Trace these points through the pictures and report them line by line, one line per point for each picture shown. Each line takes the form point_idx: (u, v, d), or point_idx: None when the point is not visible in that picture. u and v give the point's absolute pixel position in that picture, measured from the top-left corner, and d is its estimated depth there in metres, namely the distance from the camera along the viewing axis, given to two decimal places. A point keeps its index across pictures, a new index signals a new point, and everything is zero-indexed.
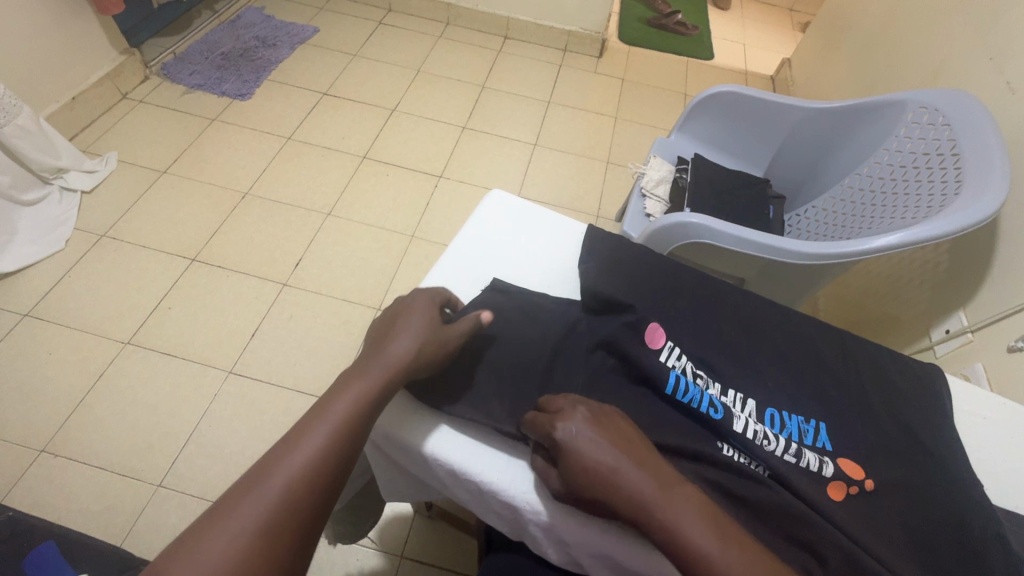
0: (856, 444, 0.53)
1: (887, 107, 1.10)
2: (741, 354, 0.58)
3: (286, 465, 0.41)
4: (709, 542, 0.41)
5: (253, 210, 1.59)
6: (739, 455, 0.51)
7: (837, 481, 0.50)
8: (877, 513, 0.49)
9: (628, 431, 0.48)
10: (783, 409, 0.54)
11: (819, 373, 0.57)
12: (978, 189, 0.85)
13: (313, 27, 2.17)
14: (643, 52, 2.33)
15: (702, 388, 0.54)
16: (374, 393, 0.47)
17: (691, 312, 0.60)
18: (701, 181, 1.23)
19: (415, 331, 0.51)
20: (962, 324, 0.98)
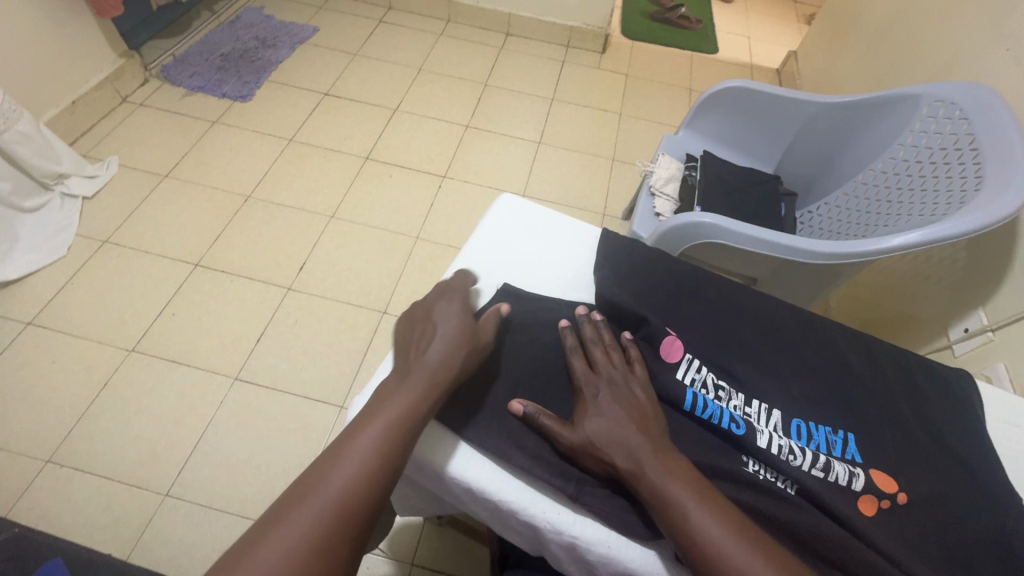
0: (886, 455, 0.51)
1: (902, 100, 1.07)
2: (764, 362, 0.56)
3: (318, 497, 0.42)
4: (690, 501, 0.43)
5: (256, 214, 1.57)
6: (766, 471, 0.49)
7: (868, 495, 0.48)
8: (911, 527, 0.47)
9: (640, 402, 0.50)
10: (809, 420, 0.52)
11: (849, 380, 0.55)
12: (1000, 185, 0.83)
13: (312, 26, 2.15)
14: (646, 46, 2.30)
15: (724, 402, 0.52)
16: (396, 431, 0.46)
17: (709, 318, 0.58)
18: (711, 178, 1.20)
19: (447, 339, 0.51)
20: (983, 324, 0.96)
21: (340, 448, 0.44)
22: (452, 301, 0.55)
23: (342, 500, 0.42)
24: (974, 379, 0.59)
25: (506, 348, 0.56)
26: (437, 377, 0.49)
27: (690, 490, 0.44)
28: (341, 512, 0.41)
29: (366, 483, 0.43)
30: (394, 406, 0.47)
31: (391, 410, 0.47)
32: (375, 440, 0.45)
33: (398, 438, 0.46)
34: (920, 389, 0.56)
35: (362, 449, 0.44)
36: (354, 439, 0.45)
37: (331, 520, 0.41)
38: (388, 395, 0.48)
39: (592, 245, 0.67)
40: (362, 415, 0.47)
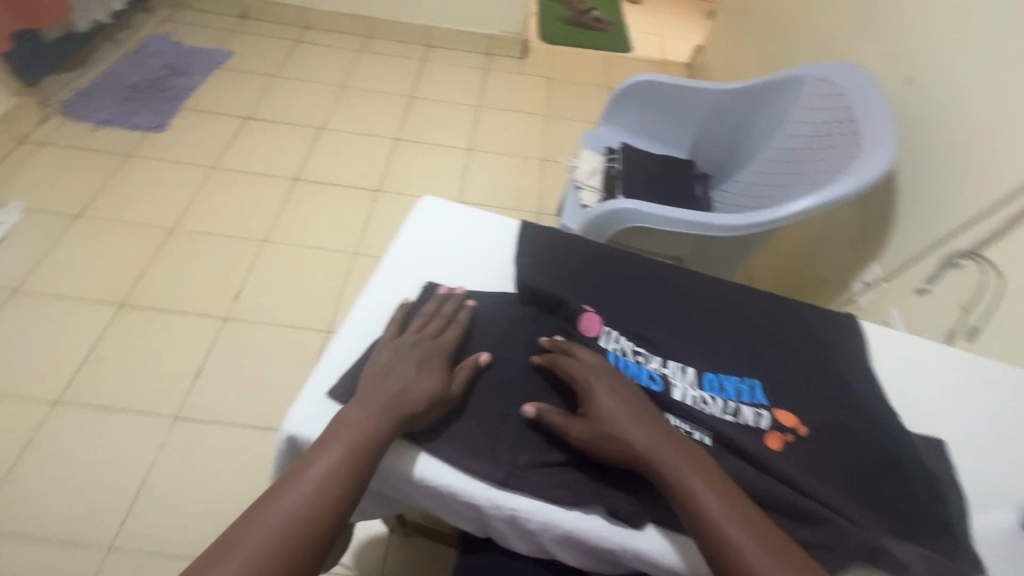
0: (787, 395, 0.56)
1: (791, 83, 1.18)
2: (677, 326, 0.60)
3: (263, 527, 0.42)
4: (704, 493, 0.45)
5: (184, 245, 1.51)
6: (684, 422, 0.53)
7: (774, 432, 0.53)
8: (812, 455, 0.52)
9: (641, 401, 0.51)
10: (720, 373, 0.57)
11: (752, 334, 0.61)
12: (873, 150, 0.94)
13: (226, 50, 2.10)
14: (564, 50, 2.39)
15: (643, 363, 0.57)
16: (348, 463, 0.46)
17: (626, 290, 0.63)
18: (631, 168, 1.26)
19: (413, 378, 0.51)
20: (877, 276, 1.07)
21: (295, 476, 0.45)
22: (428, 345, 0.54)
23: (290, 530, 0.42)
24: (860, 321, 0.66)
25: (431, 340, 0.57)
26: (395, 411, 0.49)
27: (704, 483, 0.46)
28: (287, 544, 0.41)
29: (312, 514, 0.43)
30: (349, 436, 0.47)
31: (349, 436, 0.47)
32: (329, 465, 0.45)
33: (351, 467, 0.46)
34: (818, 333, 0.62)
35: (313, 478, 0.45)
36: (307, 470, 0.45)
37: (277, 549, 0.41)
38: (344, 424, 0.48)
39: (513, 238, 0.69)
40: (321, 442, 0.47)
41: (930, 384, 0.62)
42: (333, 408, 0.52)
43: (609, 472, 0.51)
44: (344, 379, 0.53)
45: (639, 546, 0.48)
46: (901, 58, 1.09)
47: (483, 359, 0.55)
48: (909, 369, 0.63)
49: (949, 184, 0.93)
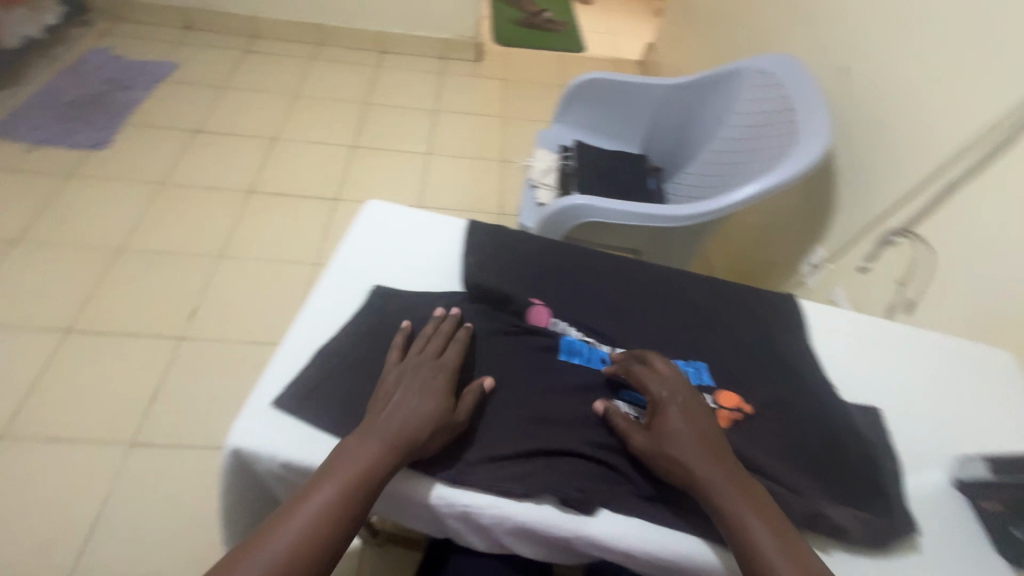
0: (731, 376, 0.58)
1: (732, 76, 1.22)
2: (624, 314, 0.62)
3: (253, 563, 0.40)
4: (760, 531, 0.44)
5: (133, 265, 1.46)
6: (634, 406, 0.54)
7: (722, 412, 0.54)
8: (757, 432, 0.54)
9: (710, 425, 0.49)
10: (667, 358, 0.59)
11: (695, 318, 0.62)
12: (808, 138, 0.98)
13: (171, 63, 2.04)
14: (518, 51, 2.41)
15: (592, 345, 0.58)
16: (347, 500, 0.43)
17: (574, 282, 0.64)
18: (584, 164, 1.28)
19: (419, 406, 0.48)
20: (823, 257, 1.11)
21: (292, 508, 0.42)
22: (434, 369, 0.51)
23: (281, 567, 0.40)
24: (798, 300, 0.69)
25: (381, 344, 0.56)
26: (400, 443, 0.46)
27: (761, 520, 0.44)
28: None
29: (306, 552, 0.41)
30: (347, 472, 0.44)
31: (352, 469, 0.44)
32: (328, 500, 0.43)
33: (350, 504, 0.43)
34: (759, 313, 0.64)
35: (304, 516, 0.42)
36: (300, 507, 0.42)
37: None
38: (348, 454, 0.45)
39: (461, 237, 0.70)
40: (318, 475, 0.44)
41: (865, 355, 0.66)
42: (280, 417, 0.51)
43: (558, 460, 0.50)
44: (289, 388, 0.52)
45: (592, 532, 0.47)
46: (832, 47, 1.14)
47: (486, 385, 0.53)
48: (847, 345, 0.66)
49: (882, 166, 0.98)
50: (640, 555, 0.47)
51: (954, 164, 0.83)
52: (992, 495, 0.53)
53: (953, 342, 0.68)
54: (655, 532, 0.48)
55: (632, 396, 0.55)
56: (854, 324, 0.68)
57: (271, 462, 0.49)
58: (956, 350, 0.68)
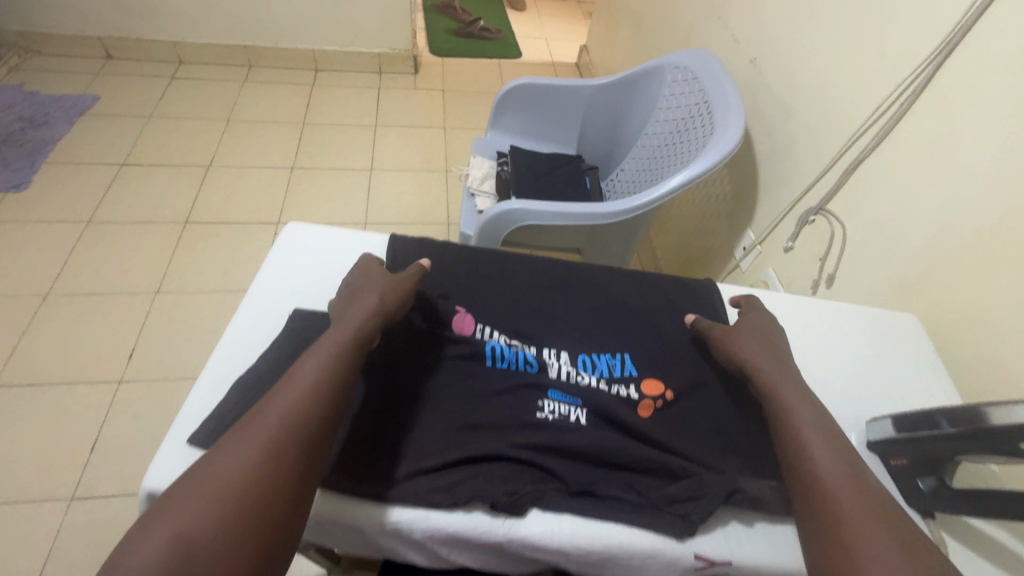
0: (654, 364, 0.60)
1: (654, 73, 1.26)
2: (547, 315, 0.64)
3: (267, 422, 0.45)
4: (801, 410, 0.52)
5: (62, 310, 1.39)
6: (560, 403, 0.55)
7: (645, 401, 0.57)
8: (677, 417, 0.57)
9: (775, 343, 0.60)
10: (592, 352, 0.60)
11: (617, 313, 0.65)
12: (725, 128, 1.02)
13: (92, 95, 1.95)
14: (455, 62, 2.41)
15: (518, 349, 0.59)
16: (334, 359, 0.50)
17: (497, 288, 0.65)
18: (520, 168, 1.30)
19: (372, 290, 0.57)
20: (753, 240, 1.16)
21: (289, 376, 0.49)
22: (373, 270, 0.61)
23: (293, 418, 0.46)
24: (717, 285, 0.72)
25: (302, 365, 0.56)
26: (367, 314, 0.54)
27: (804, 406, 0.52)
28: (293, 432, 0.45)
29: (312, 401, 0.47)
30: (330, 342, 0.51)
31: (333, 339, 0.52)
32: (319, 363, 0.50)
33: (336, 362, 0.50)
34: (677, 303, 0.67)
35: (301, 386, 0.48)
36: (295, 379, 0.48)
37: (284, 436, 0.45)
38: (327, 334, 0.53)
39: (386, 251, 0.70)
40: (302, 356, 0.50)
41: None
42: (196, 454, 0.50)
43: (487, 466, 0.50)
44: (206, 424, 0.51)
45: (522, 534, 0.48)
46: (743, 40, 1.20)
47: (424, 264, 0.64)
48: None
49: (795, 148, 1.03)
50: (573, 551, 0.48)
51: (854, 144, 0.89)
52: (901, 452, 0.56)
53: (861, 312, 0.73)
54: (587, 525, 0.48)
55: (559, 393, 0.56)
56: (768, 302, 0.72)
57: None
58: (864, 318, 0.72)
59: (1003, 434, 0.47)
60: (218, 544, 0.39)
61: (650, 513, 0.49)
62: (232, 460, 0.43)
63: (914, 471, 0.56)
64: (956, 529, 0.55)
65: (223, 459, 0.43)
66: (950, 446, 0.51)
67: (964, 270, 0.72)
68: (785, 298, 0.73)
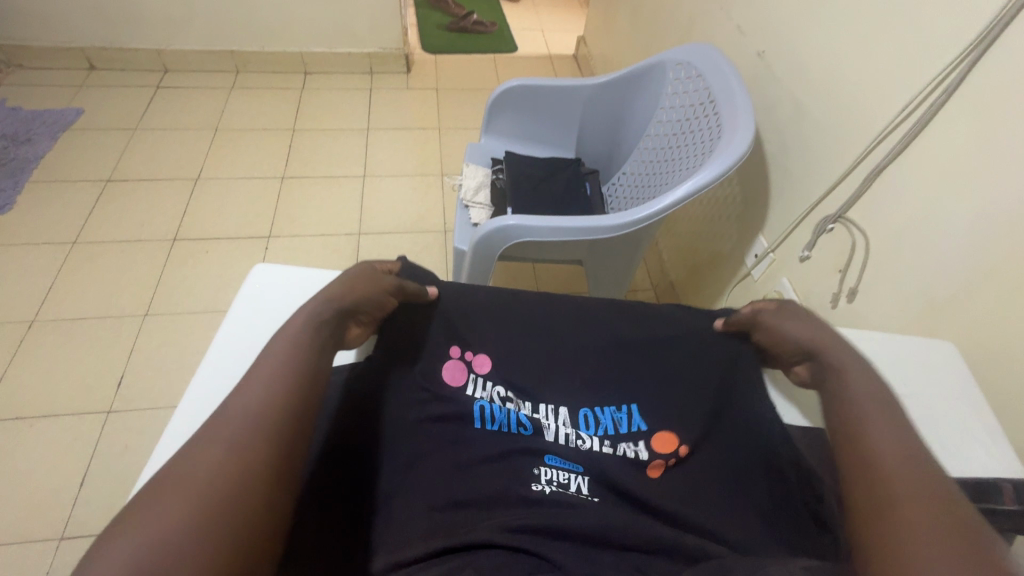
0: (663, 419, 0.58)
1: (655, 70, 1.18)
2: (542, 362, 0.61)
3: (239, 406, 0.42)
4: (864, 392, 0.48)
5: (48, 337, 1.34)
6: (559, 469, 0.55)
7: (654, 460, 0.56)
8: (690, 476, 0.55)
9: (813, 323, 0.55)
10: (594, 407, 0.60)
11: (623, 360, 0.61)
12: (733, 131, 0.94)
13: (76, 108, 1.90)
14: (449, 58, 2.33)
15: (510, 409, 0.58)
16: (300, 342, 0.48)
17: (489, 331, 0.62)
18: (516, 176, 1.23)
19: (341, 279, 0.56)
20: (765, 247, 1.08)
21: (257, 362, 0.46)
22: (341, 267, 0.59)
23: (266, 397, 0.43)
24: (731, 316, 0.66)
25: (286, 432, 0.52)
26: (333, 297, 0.53)
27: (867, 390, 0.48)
28: (268, 409, 0.43)
29: (284, 379, 0.45)
30: (294, 327, 0.49)
31: (298, 322, 0.50)
32: (286, 343, 0.48)
33: (303, 345, 0.48)
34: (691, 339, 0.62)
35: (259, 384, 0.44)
36: (252, 377, 0.45)
37: (261, 414, 0.42)
38: (292, 321, 0.50)
39: None
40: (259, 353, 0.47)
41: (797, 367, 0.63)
42: None
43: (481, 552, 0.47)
44: None
45: None
46: (749, 33, 1.12)
47: (431, 292, 0.61)
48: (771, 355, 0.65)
49: (808, 150, 0.96)
50: None
51: (874, 149, 0.81)
52: None
53: (888, 339, 0.66)
54: None
55: (558, 459, 0.56)
56: None
57: None
58: (890, 346, 0.65)
59: None
60: (201, 521, 0.35)
61: None
62: (193, 465, 0.38)
63: None
64: None
65: (199, 448, 0.39)
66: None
67: (998, 293, 0.65)
68: None
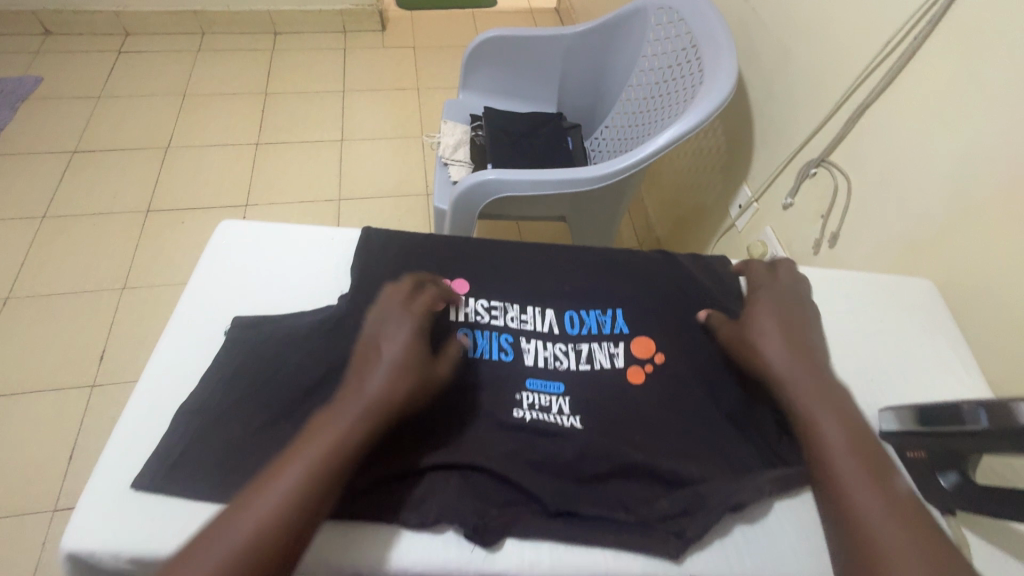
0: (648, 327, 0.54)
1: (634, 17, 1.14)
2: (520, 278, 0.56)
3: (243, 526, 0.36)
4: (838, 439, 0.43)
5: (23, 314, 1.32)
6: (540, 393, 0.49)
7: (633, 366, 0.51)
8: (670, 383, 0.51)
9: (792, 335, 0.49)
10: (580, 309, 0.55)
11: (603, 280, 0.57)
12: (715, 74, 0.92)
13: (34, 76, 1.80)
14: (425, 15, 2.23)
15: (491, 333, 0.52)
16: (332, 462, 0.39)
17: (463, 262, 0.57)
18: (496, 132, 1.20)
19: (396, 360, 0.44)
20: (749, 197, 1.07)
21: (279, 470, 0.38)
22: (403, 321, 0.46)
23: (272, 523, 0.36)
24: (729, 261, 0.63)
25: (250, 378, 0.47)
26: (380, 400, 0.42)
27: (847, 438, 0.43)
28: (271, 542, 0.36)
29: (301, 505, 0.37)
30: (327, 440, 0.40)
31: (336, 428, 0.40)
32: (318, 454, 0.39)
33: (334, 466, 0.39)
34: (680, 272, 0.59)
35: (256, 518, 0.36)
36: (262, 495, 0.37)
37: (260, 542, 0.35)
38: (328, 418, 0.41)
39: (347, 236, 0.59)
40: (281, 462, 0.39)
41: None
42: (139, 502, 0.41)
43: (447, 491, 0.43)
44: (149, 463, 0.43)
45: (494, 569, 0.42)
46: None
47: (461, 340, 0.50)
48: None
49: (793, 93, 0.93)
50: None
51: (859, 87, 0.79)
52: (918, 445, 0.47)
53: (871, 280, 0.65)
54: (568, 554, 0.43)
55: (538, 382, 0.50)
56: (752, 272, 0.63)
57: (115, 561, 0.40)
58: (872, 286, 0.65)
59: None
60: None
61: (640, 534, 0.43)
62: None
63: (934, 465, 0.47)
64: (982, 530, 0.47)
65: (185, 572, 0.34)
66: (982, 446, 0.42)
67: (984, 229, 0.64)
68: None
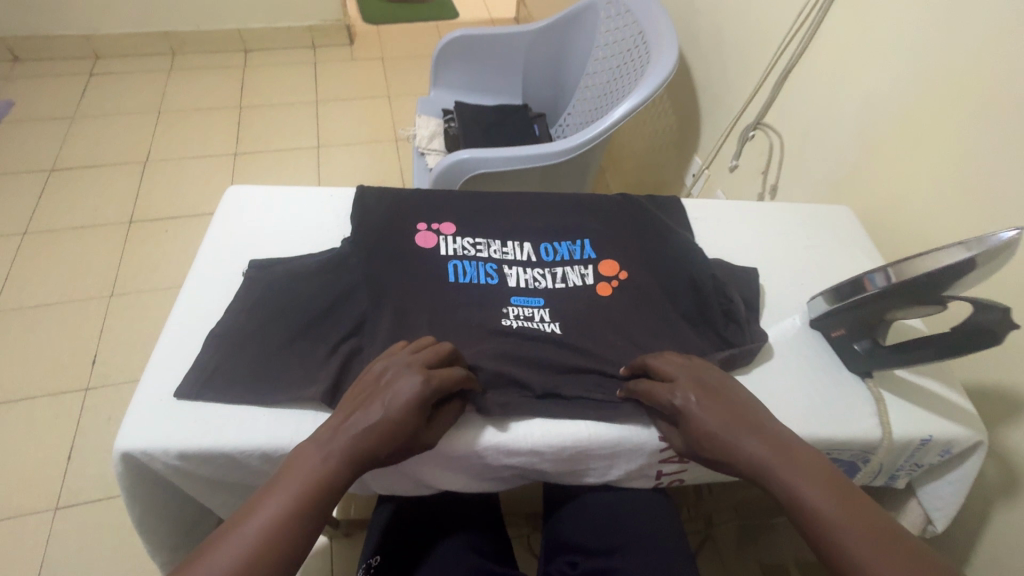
0: (613, 250, 0.62)
1: (586, 12, 1.25)
2: (499, 219, 0.65)
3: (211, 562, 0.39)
4: (826, 502, 0.44)
5: (10, 326, 1.33)
6: (524, 306, 0.57)
7: (602, 282, 0.60)
8: (633, 293, 0.59)
9: (734, 406, 0.49)
10: (554, 241, 0.63)
11: (571, 217, 0.66)
12: (660, 53, 1.03)
13: (5, 100, 1.82)
14: (391, 29, 2.33)
15: (478, 263, 0.60)
16: (298, 510, 0.42)
17: (447, 209, 0.65)
18: (467, 122, 1.29)
19: (372, 424, 0.45)
20: (700, 165, 1.18)
21: (248, 514, 0.41)
22: (407, 381, 0.46)
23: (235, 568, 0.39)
24: (681, 201, 0.72)
25: (269, 307, 0.54)
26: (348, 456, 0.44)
27: (831, 499, 0.44)
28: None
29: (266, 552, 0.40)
30: (295, 487, 0.43)
31: (303, 479, 0.43)
32: (285, 505, 0.42)
33: (300, 519, 0.42)
34: (636, 206, 0.67)
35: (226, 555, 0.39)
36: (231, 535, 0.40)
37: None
38: (298, 467, 0.43)
39: (345, 194, 0.66)
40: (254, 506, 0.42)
41: (714, 228, 0.71)
42: (181, 408, 0.48)
43: None
44: (188, 376, 0.49)
45: (498, 440, 0.51)
46: None
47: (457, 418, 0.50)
48: (707, 233, 0.70)
49: (729, 69, 1.04)
50: (546, 450, 0.51)
51: (782, 57, 0.91)
52: (838, 323, 0.57)
53: (803, 211, 0.75)
54: (556, 426, 0.51)
55: (522, 298, 0.58)
56: (700, 208, 0.72)
57: (165, 457, 0.46)
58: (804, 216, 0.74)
59: (923, 284, 0.48)
60: None
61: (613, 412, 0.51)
62: None
63: (852, 335, 0.57)
64: (893, 385, 0.57)
65: None
66: (881, 304, 0.52)
67: None
68: (717, 203, 0.73)
